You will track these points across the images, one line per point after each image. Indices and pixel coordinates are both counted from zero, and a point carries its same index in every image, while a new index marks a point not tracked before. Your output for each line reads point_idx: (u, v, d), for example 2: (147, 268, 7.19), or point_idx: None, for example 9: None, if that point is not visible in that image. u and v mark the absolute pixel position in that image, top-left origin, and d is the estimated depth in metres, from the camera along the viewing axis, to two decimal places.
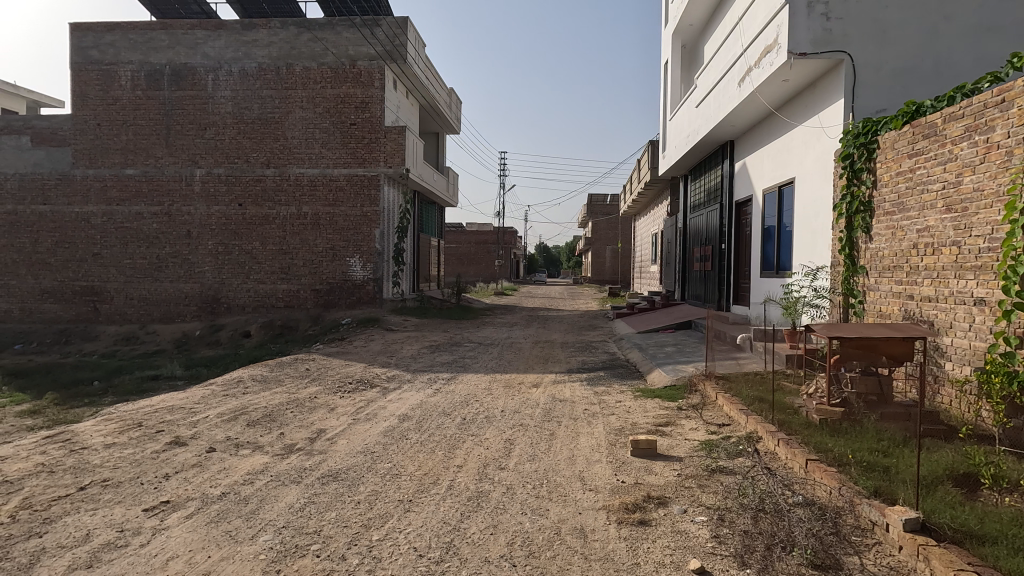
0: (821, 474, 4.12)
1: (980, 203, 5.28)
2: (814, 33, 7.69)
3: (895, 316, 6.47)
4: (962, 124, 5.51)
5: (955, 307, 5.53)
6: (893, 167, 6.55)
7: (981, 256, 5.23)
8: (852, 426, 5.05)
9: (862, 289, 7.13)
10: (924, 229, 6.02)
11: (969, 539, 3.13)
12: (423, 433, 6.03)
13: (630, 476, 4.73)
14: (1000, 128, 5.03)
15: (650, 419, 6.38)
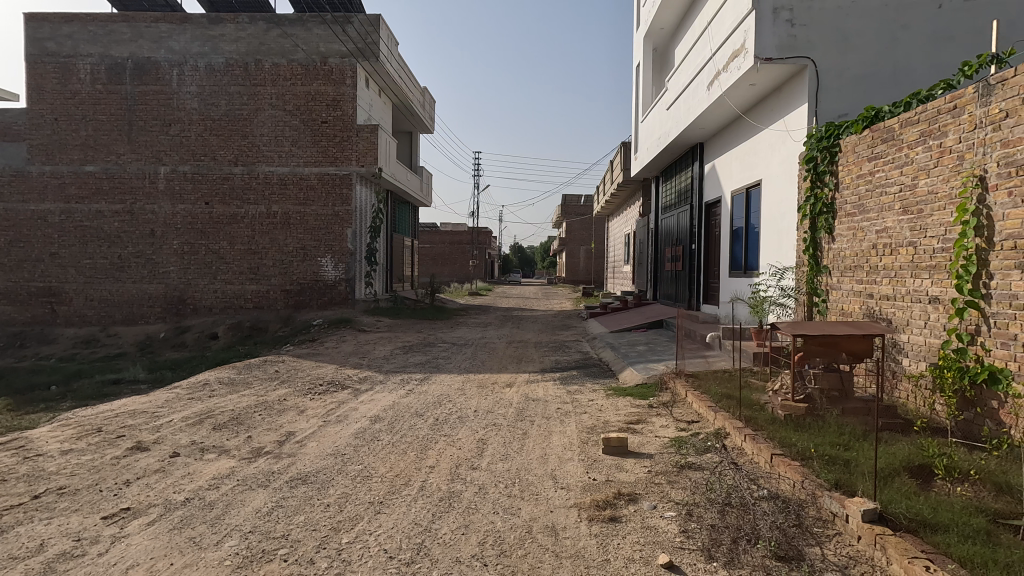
0: (785, 468, 4.23)
1: (935, 205, 5.49)
2: (779, 39, 7.90)
3: (856, 314, 6.69)
4: (918, 129, 5.72)
5: (911, 306, 5.74)
6: (854, 170, 6.77)
7: (936, 256, 5.44)
8: (815, 421, 5.20)
9: (825, 288, 7.36)
10: (883, 230, 6.24)
11: (923, 528, 3.25)
12: (395, 434, 5.98)
13: (601, 474, 4.78)
14: (952, 133, 5.25)
15: (621, 418, 6.45)
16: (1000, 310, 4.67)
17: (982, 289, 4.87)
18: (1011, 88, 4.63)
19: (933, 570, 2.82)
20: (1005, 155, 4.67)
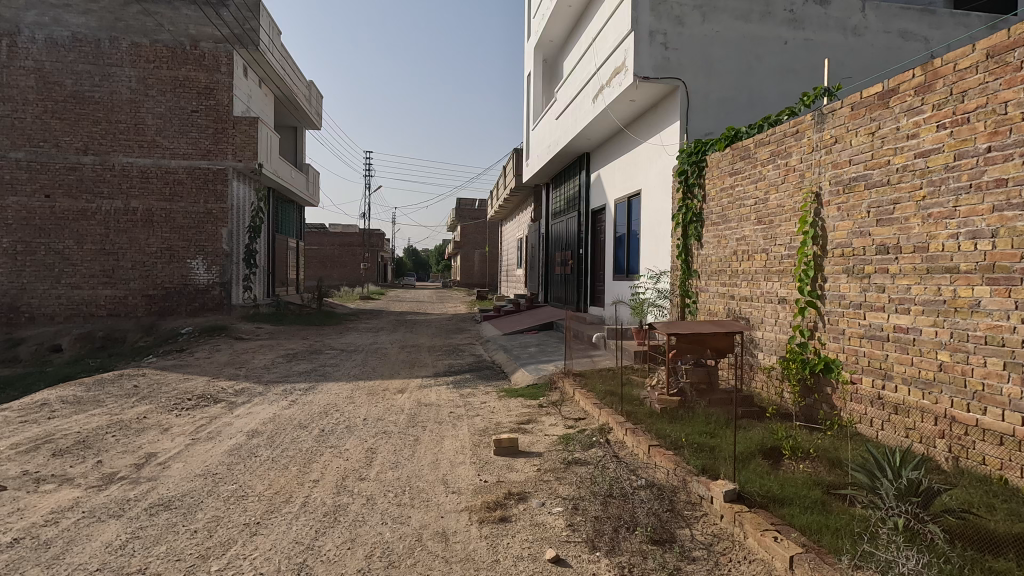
0: (660, 457, 4.56)
1: (782, 217, 6.23)
2: (655, 60, 8.53)
3: (720, 314, 7.40)
4: (768, 149, 6.46)
5: (764, 306, 6.47)
6: (718, 184, 7.49)
7: (783, 262, 6.18)
8: (686, 413, 5.67)
9: (695, 290, 8.07)
10: (741, 238, 6.96)
11: (772, 502, 3.67)
12: (275, 448, 5.60)
13: (492, 475, 4.83)
14: (796, 154, 5.99)
15: (513, 418, 6.57)
16: (833, 308, 5.43)
17: (819, 291, 5.62)
18: (839, 118, 5.38)
19: (780, 539, 3.18)
20: (835, 175, 5.42)
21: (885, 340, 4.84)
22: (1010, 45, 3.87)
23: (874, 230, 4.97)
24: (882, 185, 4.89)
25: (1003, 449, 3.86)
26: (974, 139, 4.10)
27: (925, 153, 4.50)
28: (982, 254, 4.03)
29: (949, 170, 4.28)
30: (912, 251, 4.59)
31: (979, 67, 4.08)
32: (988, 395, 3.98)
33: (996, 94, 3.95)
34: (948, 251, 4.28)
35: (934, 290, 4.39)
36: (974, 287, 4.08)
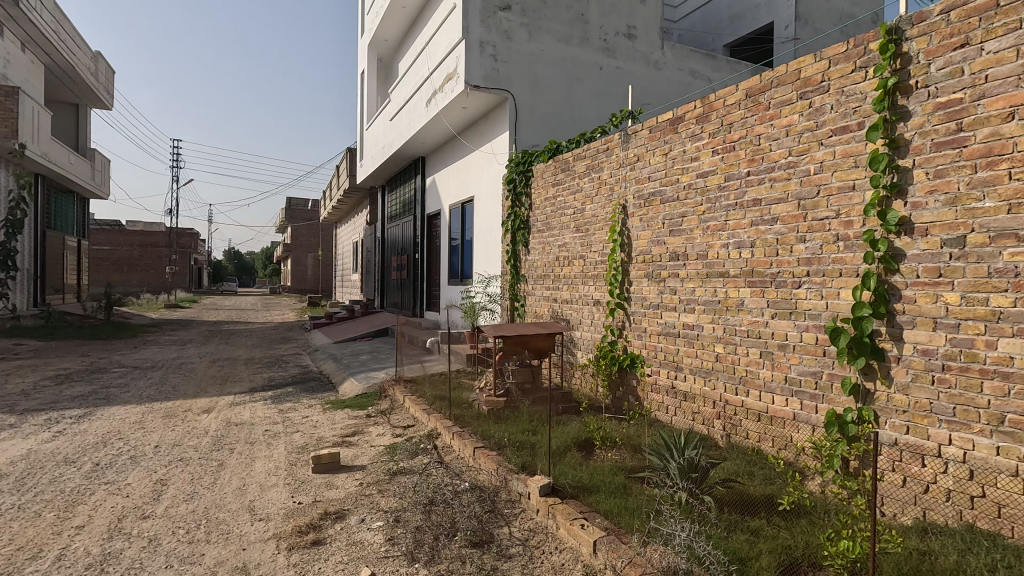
0: (483, 458, 4.63)
1: (596, 225, 6.79)
2: (485, 70, 8.76)
3: (544, 316, 7.85)
4: (584, 163, 7.01)
5: (582, 308, 7.00)
6: (542, 193, 7.92)
7: (597, 267, 6.74)
8: (511, 412, 5.87)
9: (523, 294, 8.44)
10: (562, 245, 7.44)
11: (582, 491, 3.92)
12: (24, 493, 4.53)
13: (308, 495, 4.45)
14: (606, 169, 6.58)
15: (337, 431, 6.18)
16: (637, 309, 6.06)
17: (625, 293, 6.25)
18: (640, 138, 6.02)
19: (586, 526, 3.39)
20: (637, 190, 6.06)
21: (677, 336, 5.53)
22: (762, 87, 4.66)
23: (667, 239, 5.64)
24: (673, 200, 5.58)
25: (760, 424, 4.63)
26: (739, 164, 4.86)
27: (703, 174, 5.23)
28: (745, 261, 4.79)
29: (721, 190, 5.02)
30: (696, 258, 5.30)
31: (741, 104, 4.84)
32: (751, 379, 4.74)
33: (753, 128, 4.73)
34: (721, 258, 5.02)
35: (712, 291, 5.12)
36: (740, 289, 4.83)
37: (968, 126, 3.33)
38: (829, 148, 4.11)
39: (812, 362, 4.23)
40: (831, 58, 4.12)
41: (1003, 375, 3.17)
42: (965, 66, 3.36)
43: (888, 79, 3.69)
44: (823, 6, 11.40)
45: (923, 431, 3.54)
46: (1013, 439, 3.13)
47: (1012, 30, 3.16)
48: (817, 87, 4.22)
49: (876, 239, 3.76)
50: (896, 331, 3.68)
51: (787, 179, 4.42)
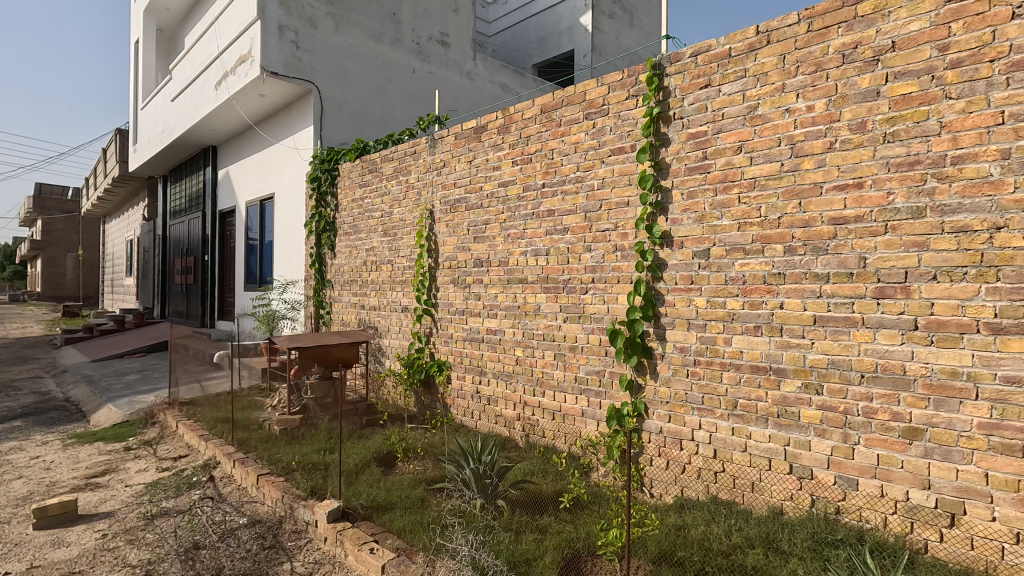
0: (267, 486, 4.15)
1: (403, 230, 6.60)
2: (284, 57, 7.98)
3: (352, 323, 7.44)
4: (392, 165, 6.78)
5: (391, 315, 6.78)
6: (349, 194, 7.49)
7: (405, 273, 6.56)
8: (307, 431, 5.41)
9: (329, 301, 7.91)
10: (370, 249, 7.11)
11: (376, 511, 3.70)
12: None
13: (23, 562, 3.50)
14: (414, 172, 6.45)
15: (80, 472, 5.03)
16: (444, 315, 6.04)
17: (433, 299, 6.18)
18: (446, 144, 6.00)
19: (375, 550, 3.18)
20: (444, 195, 6.03)
21: (481, 341, 5.61)
22: (554, 105, 4.94)
23: (472, 245, 5.71)
24: (477, 207, 5.65)
25: (554, 422, 4.89)
26: (535, 176, 5.10)
27: (504, 183, 5.38)
28: (541, 268, 5.03)
29: (520, 200, 5.22)
30: (498, 264, 5.43)
31: (537, 119, 5.08)
32: (546, 380, 4.99)
33: (547, 142, 4.99)
34: (521, 265, 5.21)
35: (512, 297, 5.29)
36: (536, 295, 5.07)
37: (711, 155, 3.90)
38: (610, 166, 4.51)
39: (597, 362, 4.59)
40: (610, 84, 4.53)
41: (736, 366, 3.76)
42: (708, 103, 3.92)
43: (653, 108, 4.16)
44: (614, 42, 12.79)
45: (681, 418, 4.05)
46: (743, 420, 3.72)
47: (740, 77, 3.76)
48: (600, 110, 4.60)
49: (645, 249, 4.20)
50: (660, 331, 4.18)
51: (575, 193, 4.75)
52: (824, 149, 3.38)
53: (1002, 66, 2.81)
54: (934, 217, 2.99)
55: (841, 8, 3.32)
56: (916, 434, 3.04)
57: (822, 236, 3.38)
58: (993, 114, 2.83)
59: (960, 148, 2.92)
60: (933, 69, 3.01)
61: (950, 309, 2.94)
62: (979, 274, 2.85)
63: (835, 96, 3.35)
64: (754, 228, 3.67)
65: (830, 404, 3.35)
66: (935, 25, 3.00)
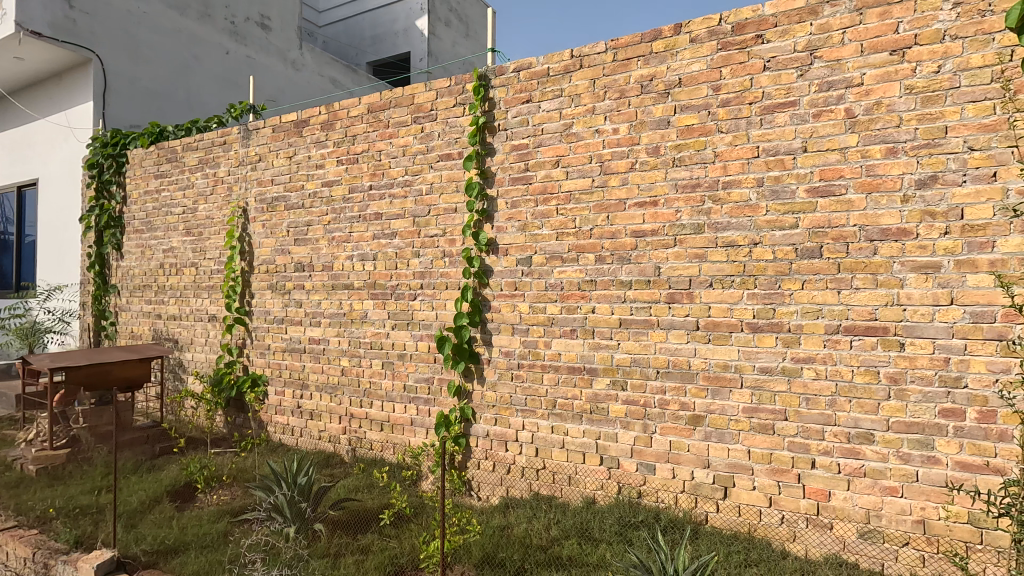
0: (16, 544, 3.49)
1: (211, 229, 5.85)
2: (52, 16, 6.58)
3: (145, 336, 6.41)
4: (197, 156, 5.98)
5: (195, 324, 5.97)
6: (141, 185, 6.44)
7: (212, 277, 5.82)
8: (77, 468, 4.55)
9: (114, 310, 6.71)
10: (169, 249, 6.18)
11: (163, 557, 3.31)
12: None
13: None
14: (223, 165, 5.75)
15: None
16: (259, 324, 5.48)
17: (246, 307, 5.58)
18: (262, 137, 5.46)
19: None
20: (260, 192, 5.48)
21: (302, 351, 5.19)
22: (382, 105, 4.77)
23: (292, 248, 5.26)
24: (298, 208, 5.23)
25: (382, 433, 4.72)
26: (362, 177, 4.87)
27: (328, 183, 5.05)
28: (368, 273, 4.82)
29: (345, 201, 4.95)
30: (321, 269, 5.08)
31: (363, 118, 4.86)
32: (374, 391, 4.78)
33: (374, 143, 4.81)
34: (347, 270, 4.94)
35: (337, 304, 4.99)
36: (363, 302, 4.84)
37: (532, 167, 4.09)
38: (438, 172, 4.49)
39: (426, 369, 4.52)
40: (438, 90, 4.51)
41: (555, 367, 3.98)
42: (530, 117, 4.11)
43: (479, 118, 4.24)
44: (450, 49, 12.89)
45: (507, 421, 4.17)
46: (561, 418, 3.95)
47: (557, 95, 4.00)
48: (428, 114, 4.55)
49: (472, 256, 4.25)
50: (487, 336, 4.26)
51: (404, 197, 4.64)
52: (627, 168, 3.74)
53: (758, 108, 3.37)
54: (711, 233, 3.48)
55: (640, 43, 3.70)
56: (698, 420, 3.50)
57: (626, 247, 3.73)
58: (752, 148, 3.38)
59: (729, 175, 3.44)
60: (709, 106, 3.50)
61: (723, 311, 3.43)
62: (743, 281, 3.38)
63: (636, 122, 3.72)
64: (570, 238, 3.93)
65: (633, 398, 3.70)
66: (710, 68, 3.49)
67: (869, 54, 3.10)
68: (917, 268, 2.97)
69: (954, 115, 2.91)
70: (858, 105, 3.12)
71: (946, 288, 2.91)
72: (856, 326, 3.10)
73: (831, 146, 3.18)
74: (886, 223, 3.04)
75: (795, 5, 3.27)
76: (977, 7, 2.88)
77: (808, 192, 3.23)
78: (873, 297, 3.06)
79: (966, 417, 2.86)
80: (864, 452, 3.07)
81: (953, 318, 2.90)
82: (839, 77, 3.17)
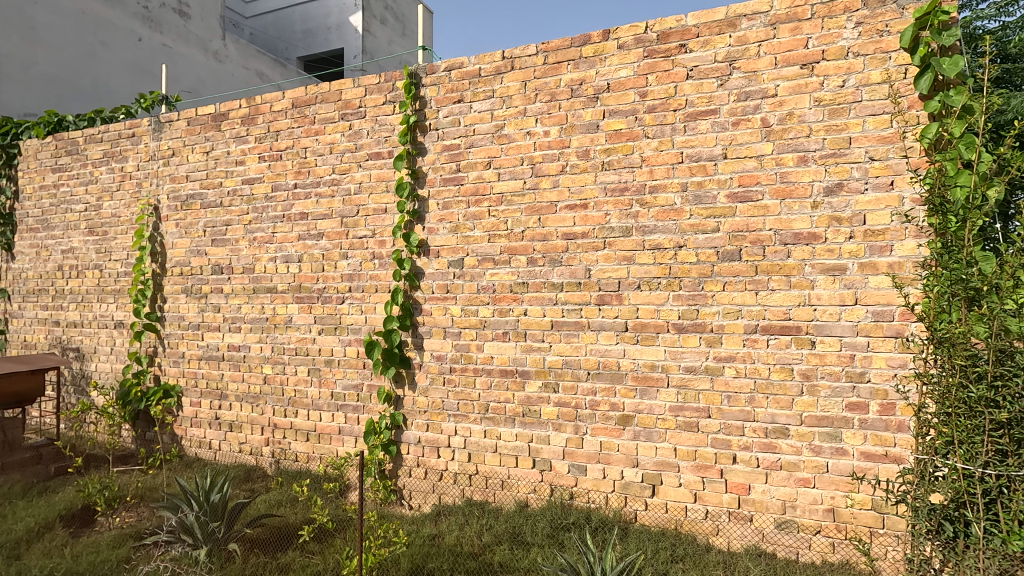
0: None
1: (117, 228, 5.39)
2: None
3: (40, 345, 5.83)
4: (101, 148, 5.51)
5: (99, 332, 5.48)
6: (36, 180, 5.85)
7: (119, 280, 5.37)
8: None
9: (4, 317, 6.07)
10: (69, 250, 5.65)
11: None
12: None
13: None
14: (132, 159, 5.33)
15: None
16: (172, 330, 5.10)
17: (157, 312, 5.18)
18: (175, 130, 5.10)
19: None
20: (173, 189, 5.10)
21: (221, 359, 4.87)
22: (307, 100, 4.56)
23: (208, 250, 4.94)
24: (215, 206, 4.92)
25: (308, 443, 4.50)
26: (285, 175, 4.64)
27: (249, 180, 4.78)
28: (292, 276, 4.59)
29: (268, 200, 4.69)
30: (241, 272, 4.80)
31: (287, 113, 4.63)
32: (299, 399, 4.55)
33: (299, 140, 4.59)
34: (269, 273, 4.68)
35: (259, 308, 4.72)
36: (287, 305, 4.60)
37: (463, 168, 4.03)
38: (367, 171, 4.34)
39: (355, 375, 4.35)
40: (367, 87, 4.36)
41: (488, 371, 3.93)
42: (461, 118, 4.05)
43: (409, 117, 4.13)
44: (386, 48, 12.63)
45: (438, 426, 4.07)
46: (494, 422, 3.91)
47: (488, 96, 3.96)
48: (356, 111, 4.40)
49: (402, 258, 4.13)
50: (418, 341, 4.15)
51: (331, 197, 4.46)
52: (558, 171, 3.76)
53: (681, 115, 3.47)
54: (639, 236, 3.55)
55: (570, 47, 3.73)
56: (627, 420, 3.55)
57: (557, 249, 3.74)
58: (676, 154, 3.47)
59: (655, 179, 3.52)
60: (636, 112, 3.57)
61: (650, 313, 3.50)
62: (668, 283, 3.47)
63: (566, 125, 3.74)
64: (502, 239, 3.90)
65: (565, 400, 3.71)
66: (637, 75, 3.57)
67: (782, 67, 3.26)
68: (825, 270, 3.14)
69: (857, 127, 3.11)
70: (773, 114, 3.27)
71: (851, 289, 3.10)
72: (773, 326, 3.25)
73: (748, 154, 3.32)
74: (799, 227, 3.21)
75: (715, 17, 3.40)
76: (876, 27, 3.08)
77: (729, 197, 3.35)
78: (788, 298, 3.22)
79: (869, 409, 3.05)
80: (780, 447, 3.22)
81: (857, 317, 3.09)
82: (755, 88, 3.32)
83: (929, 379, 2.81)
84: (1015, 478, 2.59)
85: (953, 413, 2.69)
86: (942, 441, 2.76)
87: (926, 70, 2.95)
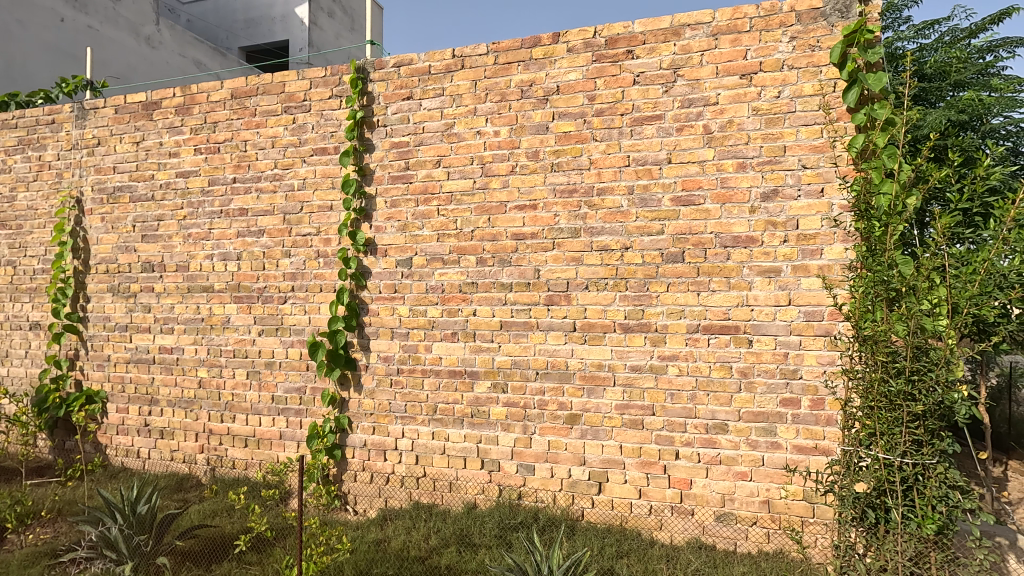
0: None
1: (33, 222, 4.99)
2: None
3: None
4: (15, 136, 5.08)
5: (11, 333, 5.06)
6: None
7: (36, 278, 4.97)
8: None
9: None
10: None
11: None
12: None
13: None
14: (51, 148, 4.95)
15: None
16: (97, 332, 4.76)
17: (79, 313, 4.84)
18: (101, 118, 4.77)
19: None
20: (97, 181, 4.77)
21: (151, 362, 4.59)
22: (247, 91, 4.37)
23: (138, 246, 4.65)
24: (145, 200, 4.64)
25: (247, 449, 4.31)
26: (223, 169, 4.42)
27: (183, 173, 4.53)
28: (230, 274, 4.38)
29: (204, 194, 4.47)
30: (174, 270, 4.54)
31: (226, 104, 4.43)
32: (236, 404, 4.35)
33: (238, 132, 4.39)
34: (205, 271, 4.45)
35: (194, 308, 4.48)
36: (225, 305, 4.39)
37: (412, 166, 3.97)
38: (311, 166, 4.20)
39: (296, 377, 4.20)
40: (311, 80, 4.22)
41: (436, 372, 3.88)
42: (410, 115, 3.99)
43: (356, 112, 4.03)
44: (333, 41, 12.31)
45: (384, 429, 3.99)
46: (442, 424, 3.86)
47: (438, 94, 3.92)
48: (300, 105, 4.25)
49: (347, 257, 4.02)
50: (364, 341, 4.05)
51: (273, 192, 4.29)
52: (508, 171, 3.76)
53: (628, 120, 3.54)
54: (587, 237, 3.60)
55: (520, 48, 3.75)
56: (575, 420, 3.59)
57: (506, 249, 3.74)
58: (623, 157, 3.54)
59: (603, 182, 3.58)
60: (584, 115, 3.62)
61: (597, 313, 3.56)
62: (615, 284, 3.53)
63: (516, 125, 3.75)
64: (451, 239, 3.86)
65: (513, 400, 3.71)
66: (585, 78, 3.62)
67: (723, 77, 3.39)
68: (762, 272, 3.29)
69: (791, 137, 3.27)
70: (714, 122, 3.40)
71: (785, 290, 3.25)
72: (713, 325, 3.36)
73: (691, 159, 3.43)
74: (737, 231, 3.34)
75: (661, 25, 3.49)
76: (808, 42, 3.25)
77: (672, 201, 3.45)
78: (727, 298, 3.34)
79: (801, 404, 3.21)
80: (719, 442, 3.33)
81: (790, 317, 3.24)
82: (698, 95, 3.43)
83: (854, 374, 2.98)
84: (929, 466, 2.79)
85: (876, 407, 2.86)
86: (866, 433, 2.92)
87: (854, 84, 3.13)
